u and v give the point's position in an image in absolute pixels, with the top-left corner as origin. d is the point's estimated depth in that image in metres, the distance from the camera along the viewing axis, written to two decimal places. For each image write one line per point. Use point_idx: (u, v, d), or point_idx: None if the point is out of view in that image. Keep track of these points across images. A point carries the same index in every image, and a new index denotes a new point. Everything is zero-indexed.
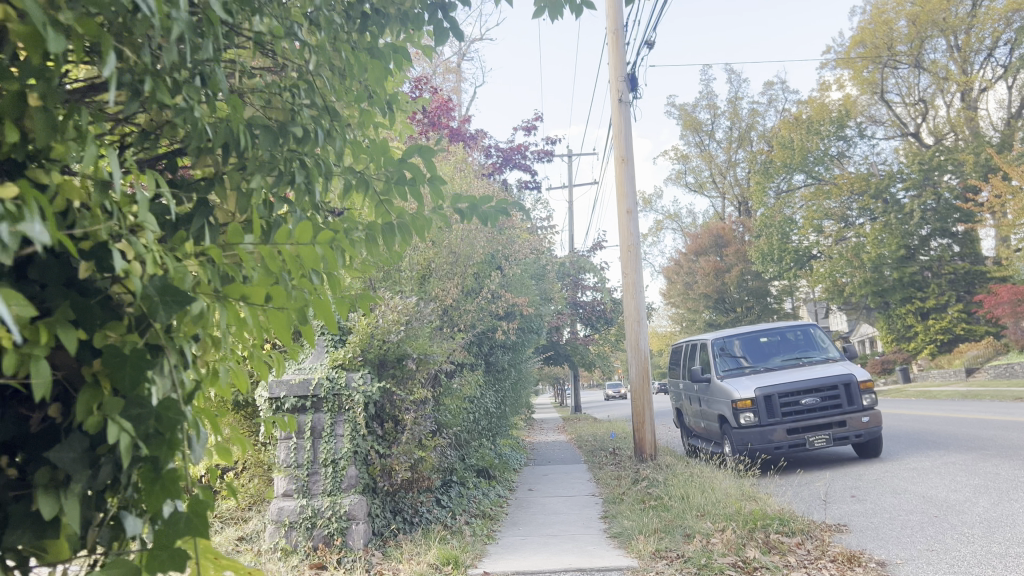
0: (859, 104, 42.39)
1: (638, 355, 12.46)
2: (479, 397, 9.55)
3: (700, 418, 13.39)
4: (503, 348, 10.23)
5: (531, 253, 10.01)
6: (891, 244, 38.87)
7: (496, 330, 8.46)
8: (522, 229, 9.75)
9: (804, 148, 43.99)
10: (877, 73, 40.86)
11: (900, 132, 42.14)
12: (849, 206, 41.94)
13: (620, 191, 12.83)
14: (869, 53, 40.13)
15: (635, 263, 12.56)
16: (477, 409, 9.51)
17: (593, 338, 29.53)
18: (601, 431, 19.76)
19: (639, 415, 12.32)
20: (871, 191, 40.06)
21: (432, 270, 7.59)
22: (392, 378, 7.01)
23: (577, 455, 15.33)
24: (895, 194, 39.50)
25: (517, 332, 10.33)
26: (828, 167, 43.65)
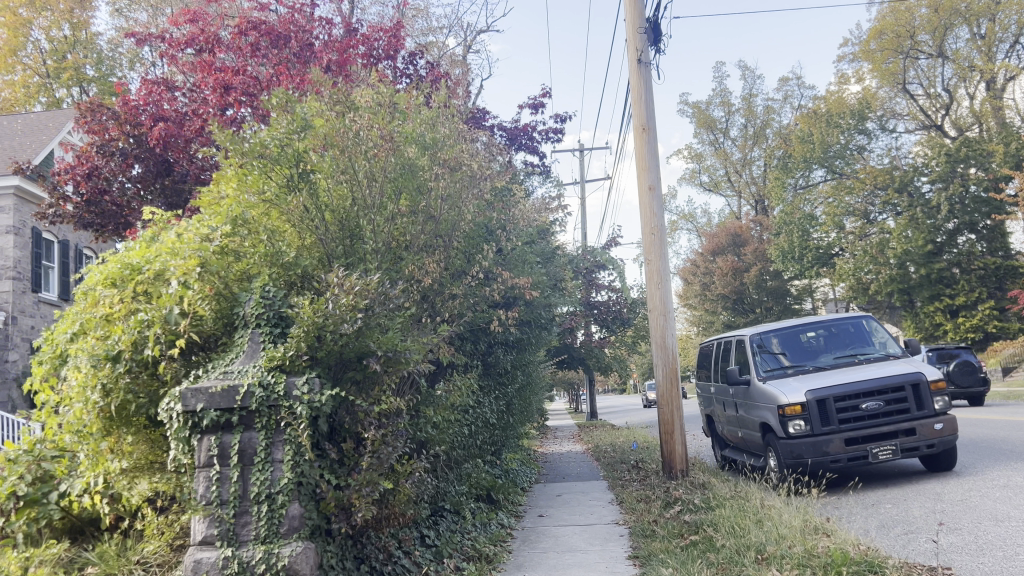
0: (881, 95, 40.23)
1: (665, 354, 10.70)
2: (475, 406, 7.84)
3: (737, 428, 11.65)
4: (506, 347, 8.54)
5: (533, 234, 8.27)
6: (917, 240, 36.49)
7: (493, 321, 6.75)
8: (525, 203, 8.02)
9: (824, 142, 42.01)
10: (899, 62, 38.32)
11: (923, 124, 40.02)
12: (871, 202, 39.94)
13: (640, 164, 11.10)
14: (891, 42, 37.80)
15: (661, 246, 10.85)
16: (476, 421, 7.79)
17: (609, 340, 27.83)
18: (621, 441, 18.02)
19: (668, 423, 10.58)
20: (896, 185, 37.79)
21: (409, 243, 5.89)
22: (355, 382, 5.32)
23: (595, 469, 13.63)
24: (919, 187, 37.26)
25: (521, 329, 8.62)
26: (850, 162, 41.60)
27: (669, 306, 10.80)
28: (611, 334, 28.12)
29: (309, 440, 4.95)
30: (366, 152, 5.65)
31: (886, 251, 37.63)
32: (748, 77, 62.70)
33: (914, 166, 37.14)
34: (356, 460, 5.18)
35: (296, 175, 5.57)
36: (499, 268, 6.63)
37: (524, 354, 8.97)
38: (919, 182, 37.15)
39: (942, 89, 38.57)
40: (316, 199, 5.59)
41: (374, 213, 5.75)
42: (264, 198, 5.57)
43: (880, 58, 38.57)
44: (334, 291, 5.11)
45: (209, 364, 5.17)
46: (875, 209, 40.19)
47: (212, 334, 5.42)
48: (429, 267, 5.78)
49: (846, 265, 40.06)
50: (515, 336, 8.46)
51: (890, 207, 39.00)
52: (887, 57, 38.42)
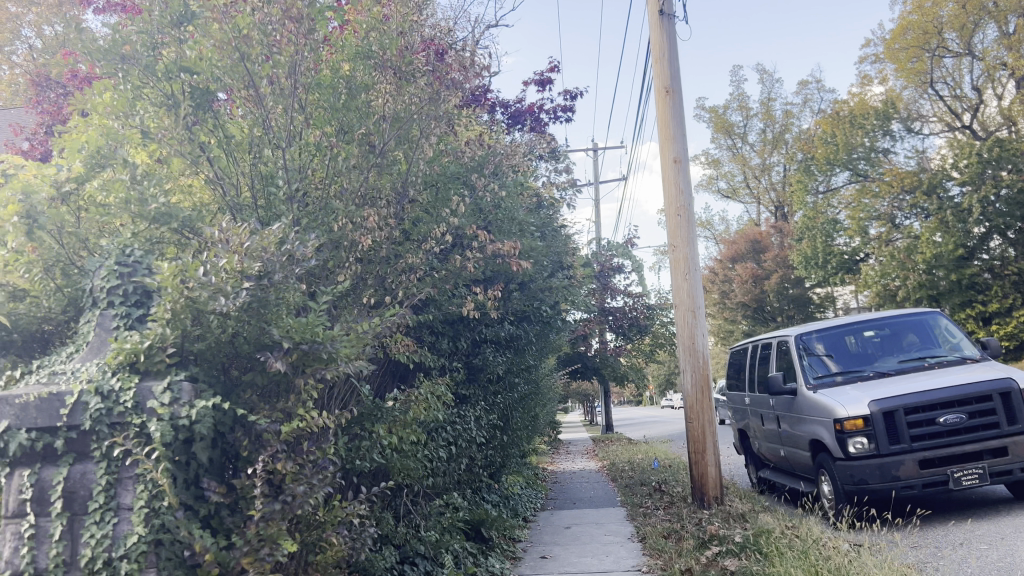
0: (905, 97, 36.90)
1: (694, 358, 8.95)
2: (454, 420, 6.13)
3: (779, 447, 9.87)
4: (495, 346, 6.81)
5: (523, 209, 6.55)
6: (948, 240, 32.55)
7: (468, 304, 5.04)
8: (511, 162, 6.21)
9: (848, 143, 39.38)
10: (925, 61, 35.13)
11: (948, 128, 36.61)
12: (897, 206, 36.57)
13: (663, 133, 9.37)
14: (916, 39, 34.74)
15: (688, 229, 9.13)
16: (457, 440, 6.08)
17: (625, 349, 26.14)
18: (642, 456, 16.31)
19: (698, 440, 8.86)
20: (924, 187, 34.38)
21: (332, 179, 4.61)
22: (258, 386, 3.61)
23: (612, 491, 11.92)
24: (948, 189, 33.63)
25: (512, 325, 6.89)
26: (875, 165, 38.55)
27: (699, 302, 9.07)
28: (628, 342, 26.37)
29: (173, 475, 3.26)
30: (267, 39, 4.50)
31: (914, 257, 34.24)
32: (766, 78, 60.63)
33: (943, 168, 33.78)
34: (255, 503, 3.48)
35: (181, 91, 4.43)
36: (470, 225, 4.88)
37: (521, 357, 7.25)
38: (948, 185, 33.56)
39: (970, 89, 35.21)
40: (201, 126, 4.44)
41: (285, 142, 4.54)
42: (135, 125, 4.23)
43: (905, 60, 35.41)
44: (213, 246, 3.44)
45: (40, 362, 3.54)
46: (901, 214, 36.87)
47: (56, 319, 3.92)
48: (371, 222, 4.10)
49: (873, 270, 36.97)
50: (505, 331, 6.72)
51: (918, 211, 35.49)
52: (912, 56, 35.26)
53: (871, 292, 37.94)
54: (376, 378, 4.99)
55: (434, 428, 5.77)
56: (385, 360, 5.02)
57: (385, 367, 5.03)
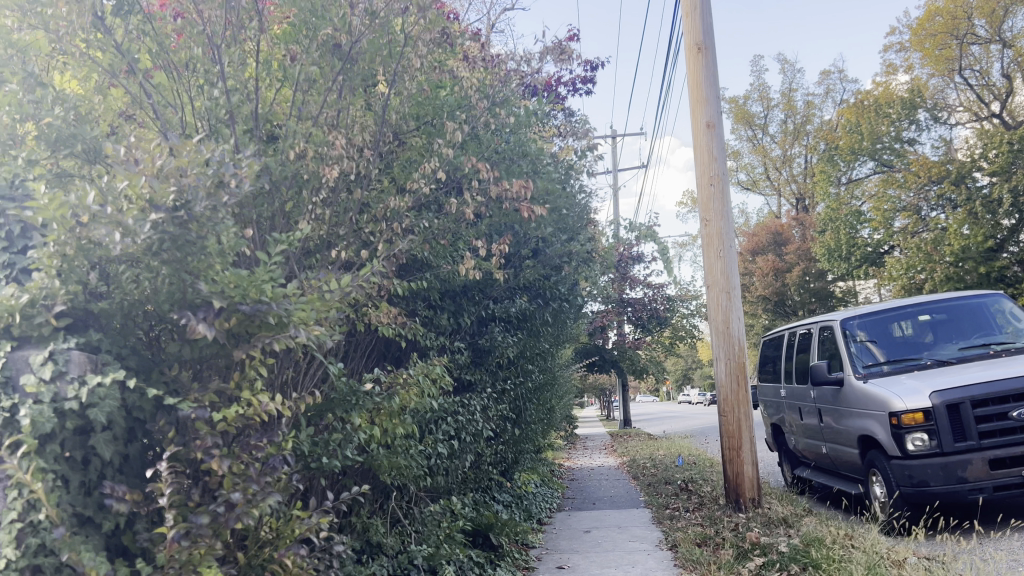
0: (931, 86, 34.25)
1: (729, 343, 8.04)
2: (458, 410, 5.26)
3: (821, 443, 8.95)
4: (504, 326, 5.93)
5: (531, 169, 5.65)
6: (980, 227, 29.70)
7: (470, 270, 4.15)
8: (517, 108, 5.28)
9: (873, 132, 37.07)
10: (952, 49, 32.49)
11: (977, 118, 34.12)
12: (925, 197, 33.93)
13: (695, 95, 8.45)
14: (941, 27, 32.40)
15: (722, 200, 8.23)
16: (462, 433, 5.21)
17: (644, 342, 25.24)
18: (665, 453, 15.42)
19: (733, 436, 7.95)
20: (952, 177, 31.94)
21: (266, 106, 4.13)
22: (188, 359, 2.75)
23: (635, 490, 11.07)
24: (977, 181, 31.22)
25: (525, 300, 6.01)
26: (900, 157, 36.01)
27: (734, 282, 8.17)
28: (647, 335, 25.33)
29: (58, 477, 2.38)
30: None
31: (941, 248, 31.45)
32: (790, 69, 59.09)
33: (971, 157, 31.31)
34: (178, 514, 2.62)
35: None
36: (468, 159, 4.06)
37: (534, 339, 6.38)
38: (977, 176, 31.12)
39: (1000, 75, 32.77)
40: (107, 25, 3.70)
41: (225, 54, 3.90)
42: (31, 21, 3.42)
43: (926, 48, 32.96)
44: (115, 168, 2.58)
45: None
46: (927, 206, 34.25)
47: None
48: None
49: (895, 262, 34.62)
50: (516, 307, 5.85)
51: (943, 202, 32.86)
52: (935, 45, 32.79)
53: (896, 288, 35.68)
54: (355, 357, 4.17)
55: (433, 418, 4.91)
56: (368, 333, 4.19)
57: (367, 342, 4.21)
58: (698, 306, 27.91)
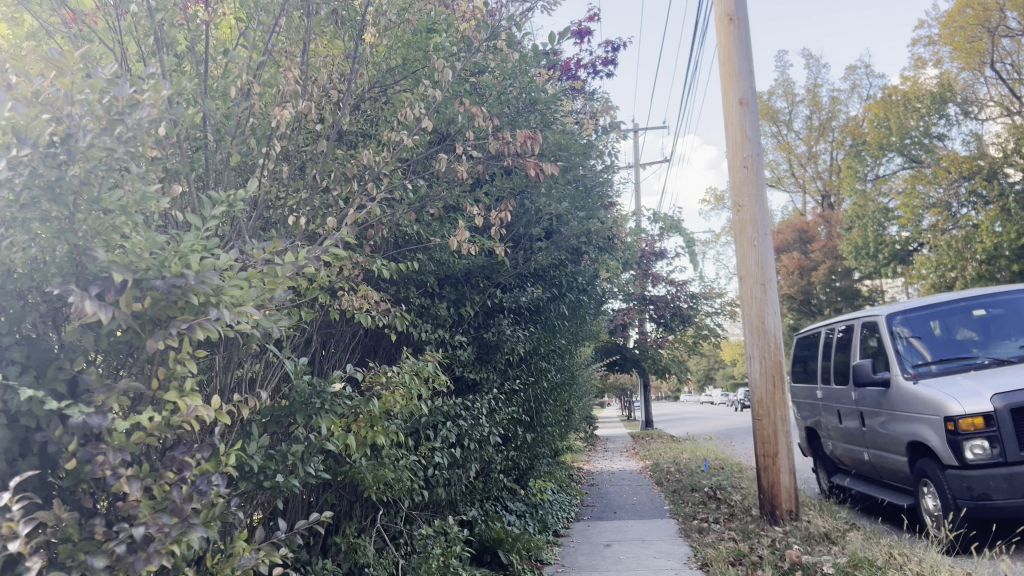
0: (962, 79, 31.55)
1: (764, 340, 7.36)
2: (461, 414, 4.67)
3: (862, 449, 8.25)
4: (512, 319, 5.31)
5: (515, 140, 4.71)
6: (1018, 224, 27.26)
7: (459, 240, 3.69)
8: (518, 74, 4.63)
9: (903, 126, 34.65)
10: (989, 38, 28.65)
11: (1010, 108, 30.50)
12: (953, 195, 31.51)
13: (726, 71, 7.77)
14: (975, 16, 28.51)
15: (756, 185, 7.56)
16: (466, 440, 4.61)
17: (666, 341, 24.48)
18: (691, 456, 14.78)
19: (769, 442, 7.28)
20: (984, 173, 29.66)
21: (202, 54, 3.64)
22: (93, 350, 2.15)
23: (660, 497, 10.44)
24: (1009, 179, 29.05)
25: (535, 289, 5.40)
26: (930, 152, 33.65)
27: (770, 273, 7.50)
28: (669, 333, 24.59)
29: None
30: None
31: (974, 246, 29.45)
32: (816, 64, 57.85)
33: (1004, 152, 28.94)
34: (74, 552, 2.03)
35: None
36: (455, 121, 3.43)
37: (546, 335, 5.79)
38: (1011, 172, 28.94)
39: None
40: None
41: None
42: None
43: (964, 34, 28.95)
44: None
45: None
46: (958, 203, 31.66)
47: None
48: None
49: (924, 260, 32.57)
50: (526, 298, 5.25)
51: (975, 200, 30.54)
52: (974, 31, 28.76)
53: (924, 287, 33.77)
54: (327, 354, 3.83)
55: (431, 424, 4.31)
56: (347, 324, 3.93)
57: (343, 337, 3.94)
58: (722, 304, 27.09)
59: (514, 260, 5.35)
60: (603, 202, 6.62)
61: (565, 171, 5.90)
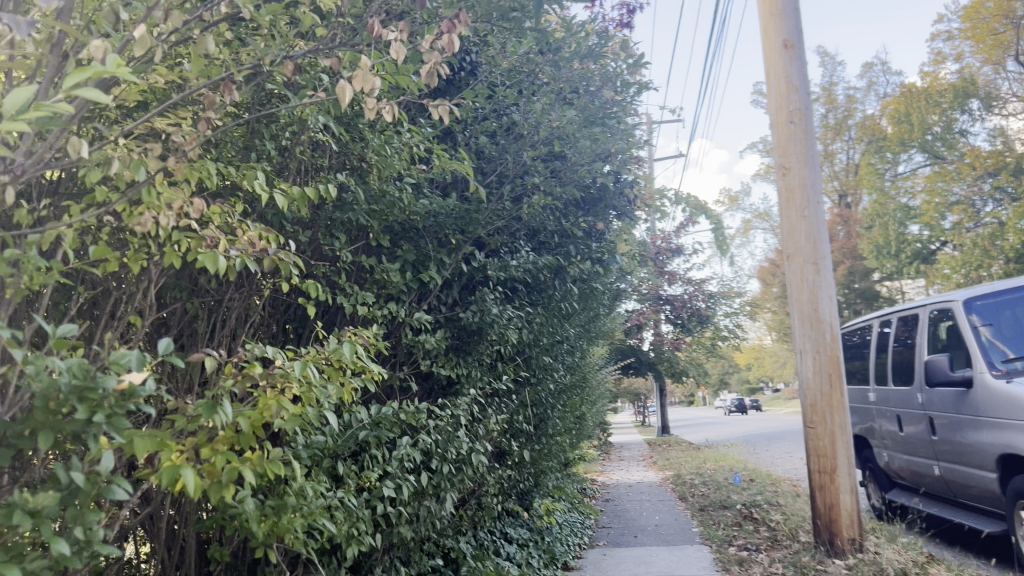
0: (983, 73, 26.76)
1: (818, 331, 6.06)
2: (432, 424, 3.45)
3: (931, 462, 6.92)
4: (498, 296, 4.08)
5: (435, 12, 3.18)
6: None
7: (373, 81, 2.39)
8: None
9: (923, 124, 28.59)
10: (1013, 28, 25.11)
11: None
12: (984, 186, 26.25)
13: (766, 8, 6.47)
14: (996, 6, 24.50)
15: (804, 143, 6.26)
16: (439, 460, 3.38)
17: (684, 343, 23.05)
18: (717, 466, 13.50)
19: (824, 455, 5.96)
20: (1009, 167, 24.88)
21: None
22: None
23: (684, 517, 9.20)
24: None
25: (533, 258, 4.14)
26: (951, 147, 27.79)
27: (824, 249, 6.20)
28: (686, 334, 23.22)
29: None
30: None
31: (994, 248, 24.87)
32: (832, 62, 56.06)
33: None
34: None
35: None
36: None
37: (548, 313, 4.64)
38: None
39: None
40: None
41: None
42: None
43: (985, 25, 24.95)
44: None
45: None
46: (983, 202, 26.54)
47: None
48: None
49: (947, 259, 27.28)
50: (520, 266, 4.08)
51: (1000, 197, 25.93)
52: (996, 21, 24.71)
53: (943, 288, 29.58)
54: (200, 323, 3.35)
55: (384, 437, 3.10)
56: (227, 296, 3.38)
57: (183, 309, 3.32)
58: (741, 305, 25.63)
59: (494, 219, 4.10)
60: (610, 159, 5.39)
61: (559, 115, 4.73)
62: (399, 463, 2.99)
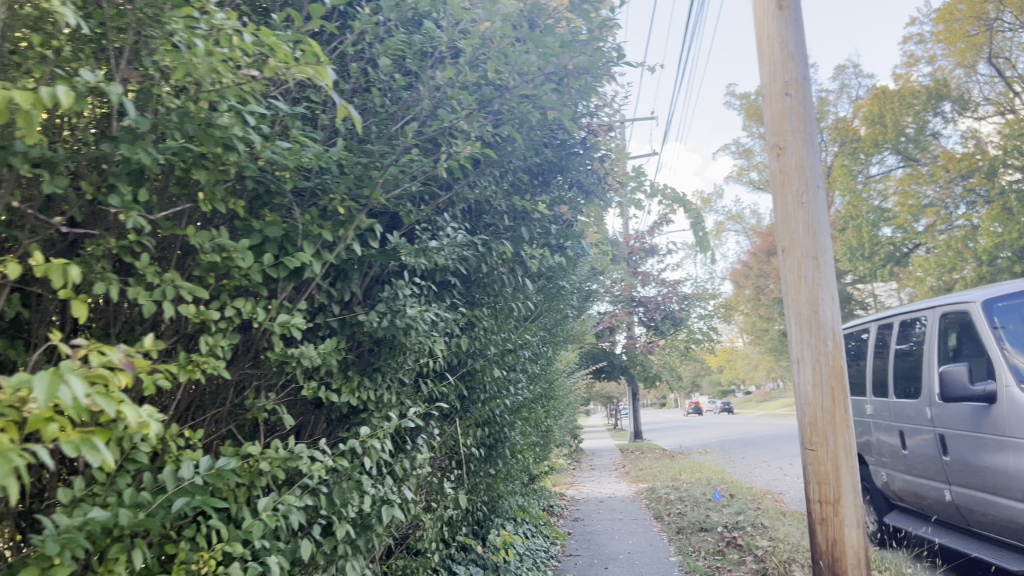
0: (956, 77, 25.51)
1: (819, 337, 5.19)
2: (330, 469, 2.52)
3: (941, 486, 6.09)
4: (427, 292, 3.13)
5: None
6: (1009, 235, 22.18)
7: None
8: None
9: (896, 125, 27.33)
10: (987, 31, 23.51)
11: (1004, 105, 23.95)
12: (955, 190, 25.07)
13: None
14: (969, 8, 23.39)
15: (802, 118, 5.39)
16: (336, 518, 2.46)
17: (657, 346, 22.26)
18: (696, 477, 12.66)
19: (827, 484, 5.07)
20: (982, 169, 23.42)
21: None
22: None
23: (658, 542, 8.34)
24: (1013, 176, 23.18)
25: (465, 242, 3.23)
26: (923, 149, 26.66)
27: (824, 241, 5.32)
28: (660, 336, 22.49)
29: None
30: None
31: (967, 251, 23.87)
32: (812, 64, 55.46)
33: (1002, 145, 22.96)
34: None
35: None
36: None
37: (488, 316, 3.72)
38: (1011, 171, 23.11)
39: None
40: None
41: None
42: None
43: (957, 27, 23.95)
44: None
45: None
46: (959, 208, 25.15)
47: None
48: None
49: (920, 262, 26.10)
50: (449, 251, 3.15)
51: (972, 200, 24.68)
52: (969, 24, 23.64)
53: (916, 291, 28.60)
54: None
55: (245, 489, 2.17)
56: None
57: None
58: (715, 308, 24.89)
59: (409, 188, 3.16)
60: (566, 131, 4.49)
61: (491, 67, 3.81)
62: (260, 531, 2.05)
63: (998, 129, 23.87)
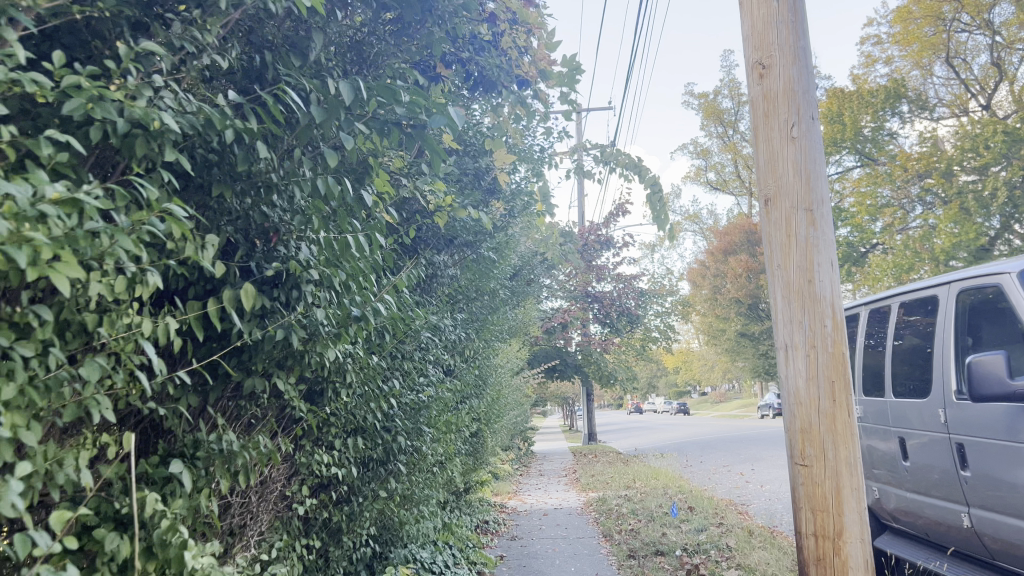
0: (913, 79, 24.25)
1: (814, 315, 3.89)
2: None
3: (956, 509, 4.83)
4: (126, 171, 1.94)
5: None
6: (966, 235, 21.04)
7: None
8: None
9: (855, 124, 26.14)
10: (945, 32, 22.51)
11: (960, 107, 22.87)
12: (912, 189, 23.93)
13: None
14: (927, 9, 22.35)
15: (793, 27, 4.09)
16: None
17: (613, 344, 20.92)
18: (652, 486, 11.33)
19: (824, 510, 3.77)
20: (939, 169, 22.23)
21: None
22: None
23: (605, 567, 7.00)
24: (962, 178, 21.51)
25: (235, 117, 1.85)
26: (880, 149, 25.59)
27: (821, 189, 4.03)
28: (616, 334, 21.21)
29: None
30: None
31: (924, 252, 22.74)
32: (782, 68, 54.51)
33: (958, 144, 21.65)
34: None
35: None
36: None
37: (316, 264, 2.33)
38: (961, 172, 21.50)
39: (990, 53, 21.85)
40: None
41: None
42: None
43: (915, 29, 22.98)
44: None
45: None
46: (916, 209, 24.04)
47: None
48: None
49: (879, 262, 24.96)
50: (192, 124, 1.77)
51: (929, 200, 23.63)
52: (927, 25, 22.67)
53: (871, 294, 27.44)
54: None
55: None
56: None
57: None
58: (673, 305, 23.62)
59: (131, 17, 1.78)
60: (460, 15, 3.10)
61: None
62: None
63: (955, 128, 22.72)
